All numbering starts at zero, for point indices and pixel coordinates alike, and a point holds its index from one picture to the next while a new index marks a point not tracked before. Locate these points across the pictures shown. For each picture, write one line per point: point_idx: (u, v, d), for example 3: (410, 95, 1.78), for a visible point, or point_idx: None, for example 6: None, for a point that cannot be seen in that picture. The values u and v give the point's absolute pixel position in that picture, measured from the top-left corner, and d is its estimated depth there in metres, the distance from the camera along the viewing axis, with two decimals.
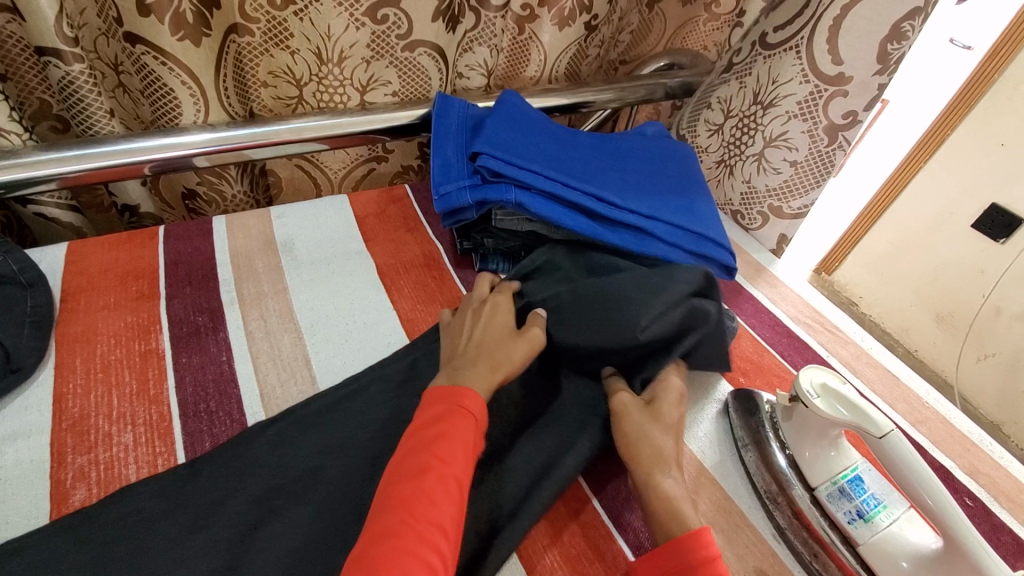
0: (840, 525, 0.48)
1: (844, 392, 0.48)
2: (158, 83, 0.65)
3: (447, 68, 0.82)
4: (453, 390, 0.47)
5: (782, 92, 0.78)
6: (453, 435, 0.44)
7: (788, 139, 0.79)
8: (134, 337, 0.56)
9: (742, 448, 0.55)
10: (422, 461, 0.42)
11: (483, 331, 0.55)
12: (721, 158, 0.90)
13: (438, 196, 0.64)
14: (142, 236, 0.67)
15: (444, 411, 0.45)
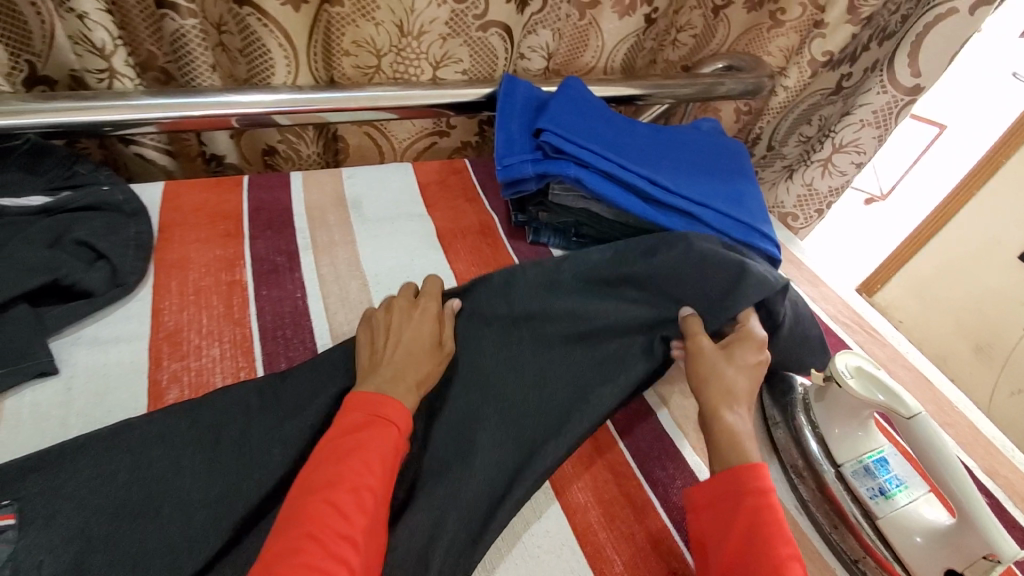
0: (860, 497, 0.50)
1: (879, 376, 0.50)
2: (257, 42, 0.72)
3: (512, 48, 0.86)
4: (374, 397, 0.46)
5: (860, 101, 0.94)
6: (372, 442, 0.43)
7: (858, 145, 0.97)
8: (221, 268, 0.62)
9: (772, 425, 0.58)
10: (339, 469, 0.41)
11: (405, 338, 0.52)
12: (790, 164, 1.08)
13: (502, 167, 0.69)
14: (229, 182, 0.73)
15: (366, 418, 0.45)
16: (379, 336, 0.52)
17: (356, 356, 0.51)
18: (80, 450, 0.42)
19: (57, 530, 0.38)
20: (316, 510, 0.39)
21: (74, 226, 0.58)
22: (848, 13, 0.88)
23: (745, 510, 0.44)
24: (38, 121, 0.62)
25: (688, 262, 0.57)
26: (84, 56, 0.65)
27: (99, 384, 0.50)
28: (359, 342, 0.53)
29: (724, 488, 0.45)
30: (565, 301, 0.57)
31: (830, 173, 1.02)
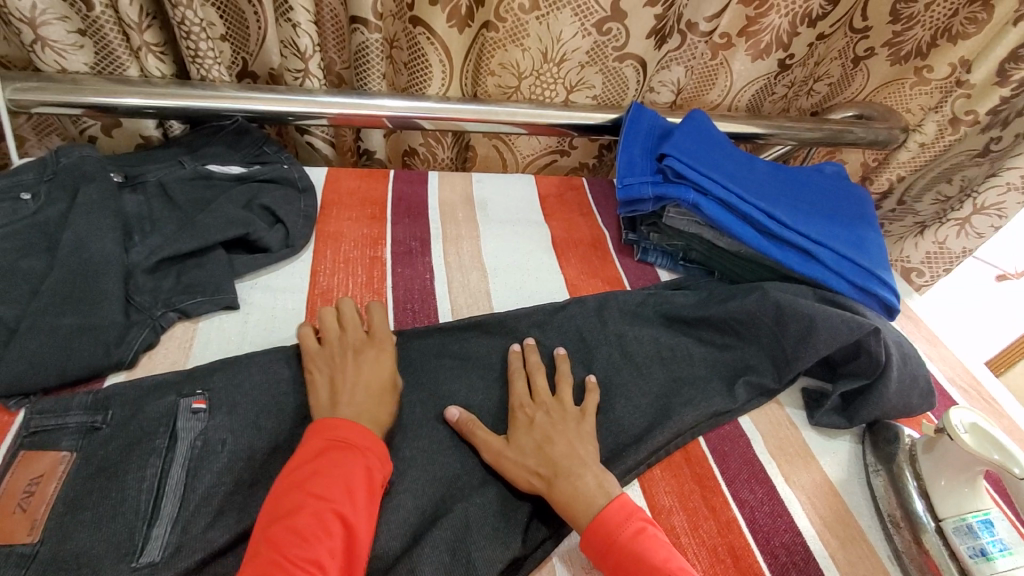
0: (960, 557, 0.50)
1: (998, 436, 0.49)
2: (421, 56, 0.83)
3: (644, 80, 0.91)
4: (357, 428, 0.48)
5: (1008, 165, 0.88)
6: (346, 468, 0.45)
7: (1002, 209, 0.90)
8: (367, 245, 0.72)
9: (872, 473, 0.58)
10: (318, 495, 0.43)
11: (362, 378, 0.52)
12: (920, 221, 1.03)
13: (622, 186, 0.73)
14: (378, 174, 0.84)
15: (342, 444, 0.46)
16: (337, 374, 0.52)
17: (313, 394, 0.51)
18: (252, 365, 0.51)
19: (236, 419, 0.48)
20: (284, 533, 0.41)
21: (260, 193, 0.70)
22: (998, 76, 0.85)
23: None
24: (245, 107, 0.76)
25: (762, 310, 0.63)
26: (290, 58, 0.79)
27: (267, 322, 0.60)
28: (313, 379, 0.52)
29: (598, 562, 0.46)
30: (652, 330, 0.65)
31: (966, 233, 0.97)
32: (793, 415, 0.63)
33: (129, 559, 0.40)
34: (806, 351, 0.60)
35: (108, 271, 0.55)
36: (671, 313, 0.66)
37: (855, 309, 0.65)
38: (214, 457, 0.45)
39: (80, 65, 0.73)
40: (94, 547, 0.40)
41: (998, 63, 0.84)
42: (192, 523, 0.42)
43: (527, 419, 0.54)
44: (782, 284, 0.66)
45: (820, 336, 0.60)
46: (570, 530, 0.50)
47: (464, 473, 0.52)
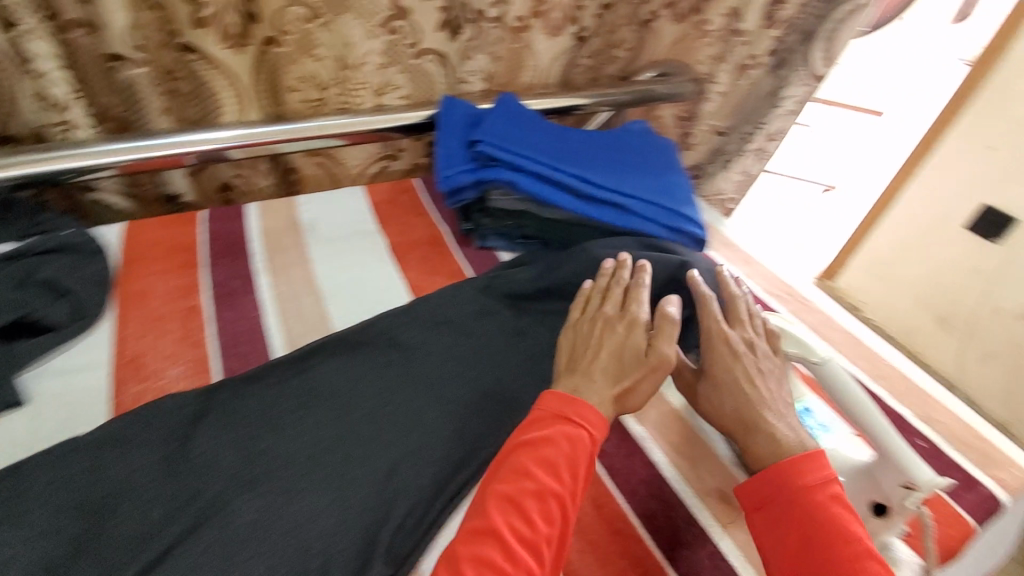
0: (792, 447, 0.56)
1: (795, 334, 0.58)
2: (205, 86, 0.78)
3: (450, 71, 0.91)
4: (565, 396, 0.52)
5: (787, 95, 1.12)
6: (576, 439, 0.50)
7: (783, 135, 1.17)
8: (181, 296, 0.66)
9: None
10: (528, 458, 0.48)
11: (604, 354, 0.56)
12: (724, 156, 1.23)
13: (442, 179, 0.74)
14: (187, 218, 0.77)
15: (595, 421, 0.51)
16: (579, 343, 0.58)
17: (557, 359, 0.58)
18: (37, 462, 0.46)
19: (25, 529, 0.42)
20: (506, 506, 0.46)
21: (40, 267, 0.60)
22: (767, 17, 1.00)
23: (795, 516, 0.47)
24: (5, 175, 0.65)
25: (588, 268, 0.68)
26: (42, 112, 0.72)
27: (62, 409, 0.54)
28: (561, 347, 0.59)
29: (764, 495, 0.49)
30: (498, 315, 0.66)
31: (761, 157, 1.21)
32: None
33: None
34: None
35: None
36: (512, 290, 0.67)
37: (670, 247, 0.71)
38: None
39: None
40: None
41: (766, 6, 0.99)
42: None
43: (732, 348, 0.56)
44: (602, 241, 0.71)
45: None
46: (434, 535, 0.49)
47: (315, 512, 0.47)
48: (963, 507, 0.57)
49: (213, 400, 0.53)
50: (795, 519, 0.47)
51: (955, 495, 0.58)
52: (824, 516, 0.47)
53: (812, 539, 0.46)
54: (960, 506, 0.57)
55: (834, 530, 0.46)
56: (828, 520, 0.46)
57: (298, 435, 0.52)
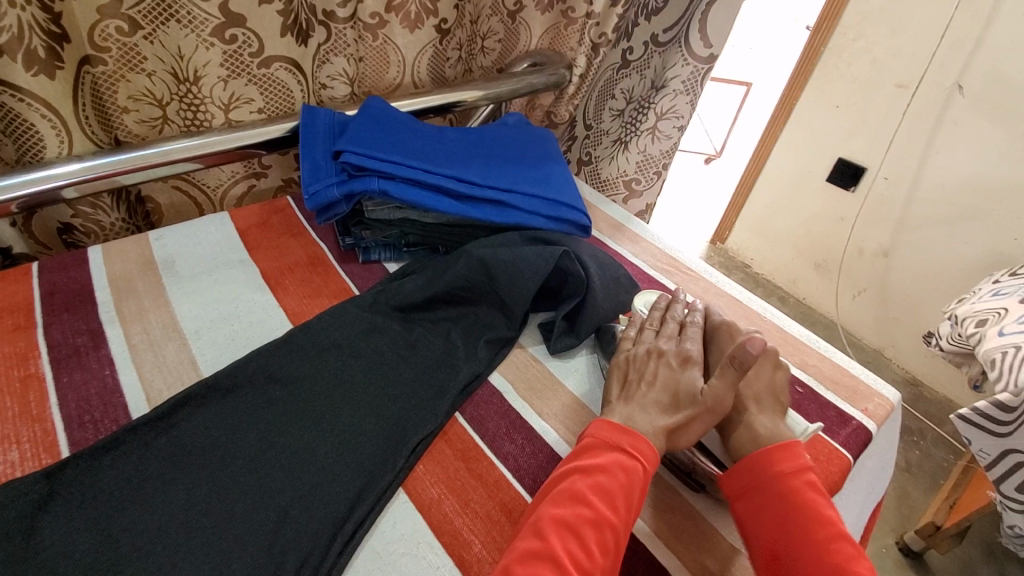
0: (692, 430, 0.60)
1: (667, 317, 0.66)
2: (17, 120, 0.67)
3: (306, 80, 0.86)
4: (618, 426, 0.53)
5: (670, 75, 1.11)
6: (628, 467, 0.50)
7: (674, 111, 1.16)
8: (11, 366, 0.57)
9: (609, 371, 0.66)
10: (581, 484, 0.48)
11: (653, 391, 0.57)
12: (618, 138, 1.21)
13: (308, 195, 0.69)
14: (12, 273, 0.67)
15: (638, 450, 0.51)
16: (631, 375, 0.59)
17: (608, 389, 0.59)
18: None
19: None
20: (562, 536, 0.44)
21: None
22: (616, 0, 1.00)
23: (780, 501, 0.51)
24: None
25: (472, 271, 0.64)
26: None
27: None
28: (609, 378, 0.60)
29: (751, 482, 0.52)
30: (386, 331, 0.63)
31: (657, 137, 1.20)
32: (536, 353, 0.67)
33: None
34: (521, 292, 0.64)
35: None
36: (400, 303, 0.65)
37: (552, 238, 0.71)
38: None
39: None
40: None
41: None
42: None
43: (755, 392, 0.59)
44: (484, 240, 0.69)
45: (527, 273, 0.64)
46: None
47: None
48: (839, 443, 0.62)
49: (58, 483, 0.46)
50: (778, 500, 0.51)
51: (831, 433, 0.63)
52: (806, 503, 0.50)
53: (791, 521, 0.50)
54: (835, 441, 0.62)
55: (814, 515, 0.49)
56: (811, 508, 0.50)
57: (169, 501, 0.47)
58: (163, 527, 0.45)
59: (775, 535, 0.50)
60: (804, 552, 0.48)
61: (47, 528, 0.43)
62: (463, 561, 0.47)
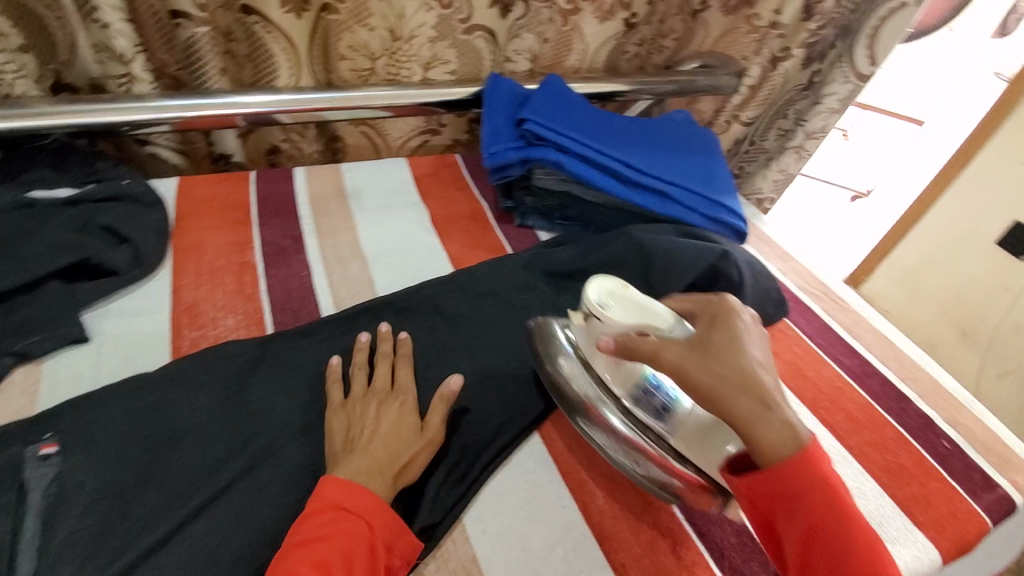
0: (645, 421, 0.51)
1: (635, 298, 0.51)
2: (262, 48, 0.79)
3: (497, 50, 0.93)
4: (311, 525, 0.42)
5: (827, 92, 1.02)
6: (359, 538, 0.42)
7: (827, 131, 1.06)
8: (233, 251, 0.68)
9: None
10: (295, 562, 0.40)
11: (383, 428, 0.49)
12: (761, 151, 1.16)
13: (488, 154, 0.75)
14: (238, 176, 0.79)
15: (374, 517, 0.43)
16: (355, 423, 0.49)
17: (327, 445, 0.48)
18: (102, 392, 0.48)
19: (95, 455, 0.44)
20: None
21: (98, 214, 0.63)
22: (804, 12, 0.94)
23: (819, 519, 0.40)
24: (68, 121, 0.68)
25: (629, 252, 0.67)
26: (108, 63, 0.72)
27: (125, 348, 0.56)
28: (331, 428, 0.49)
29: (795, 488, 0.41)
30: (537, 290, 0.67)
31: (803, 157, 1.11)
32: None
33: None
34: (676, 282, 0.66)
35: None
36: (552, 268, 0.69)
37: (708, 236, 0.72)
38: (73, 500, 0.42)
39: None
40: None
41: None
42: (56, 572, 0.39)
43: (736, 402, 0.43)
44: (646, 226, 0.72)
45: (684, 263, 0.66)
46: (478, 490, 0.51)
47: None
48: (981, 507, 0.58)
49: (267, 349, 0.55)
50: (814, 519, 0.40)
51: (974, 495, 0.59)
52: (850, 514, 0.40)
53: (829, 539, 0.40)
54: (977, 504, 0.58)
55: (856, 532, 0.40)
56: (853, 519, 0.40)
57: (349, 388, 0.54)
58: None
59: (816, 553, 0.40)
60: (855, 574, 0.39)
61: (257, 382, 0.52)
62: (586, 506, 0.51)
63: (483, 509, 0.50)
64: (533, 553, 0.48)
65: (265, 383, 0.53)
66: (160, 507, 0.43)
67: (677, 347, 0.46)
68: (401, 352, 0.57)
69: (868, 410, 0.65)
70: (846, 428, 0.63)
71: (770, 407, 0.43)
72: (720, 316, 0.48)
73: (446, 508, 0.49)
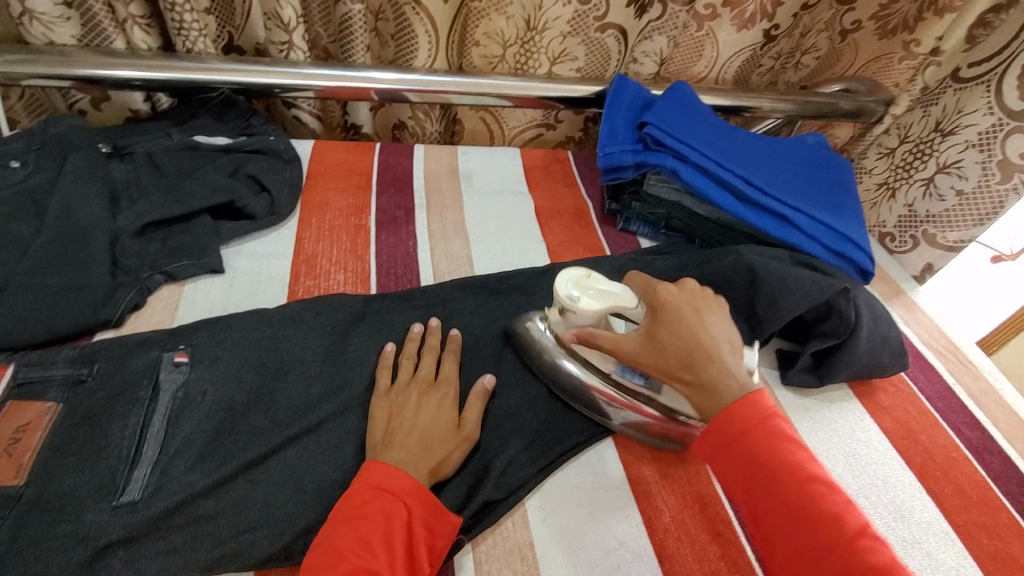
0: (635, 389, 0.53)
1: (601, 285, 0.53)
2: (408, 28, 0.83)
3: (626, 51, 0.92)
4: (353, 500, 0.43)
5: (964, 122, 0.82)
6: (396, 516, 0.42)
7: (961, 168, 0.83)
8: (352, 213, 0.73)
9: (853, 429, 0.61)
10: (339, 538, 0.41)
11: (423, 420, 0.49)
12: (883, 181, 0.95)
13: (603, 154, 0.74)
14: (365, 145, 0.84)
15: (410, 497, 0.44)
16: (395, 413, 0.49)
17: (369, 431, 0.48)
18: (230, 318, 0.53)
19: (217, 370, 0.50)
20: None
21: (246, 162, 0.72)
22: (966, 42, 0.81)
23: (762, 474, 0.41)
24: (231, 79, 0.77)
25: (736, 272, 0.65)
26: (273, 30, 0.80)
27: (251, 284, 0.62)
28: (375, 416, 0.49)
29: (728, 436, 0.43)
30: None
31: (930, 194, 0.88)
32: (767, 375, 0.66)
33: (110, 498, 0.41)
34: (783, 312, 0.61)
35: (96, 235, 0.57)
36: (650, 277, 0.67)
37: (827, 271, 0.67)
38: (195, 405, 0.47)
39: (67, 37, 0.74)
40: (78, 487, 0.42)
41: (967, 28, 0.80)
42: (174, 465, 0.44)
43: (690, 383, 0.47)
44: (758, 248, 0.68)
45: (797, 294, 0.61)
46: (544, 479, 0.51)
47: None
48: None
49: (369, 307, 0.59)
50: (756, 474, 0.42)
51: None
52: (785, 454, 0.41)
53: (775, 495, 0.41)
54: None
55: (804, 489, 0.40)
56: (784, 458, 0.41)
57: None
58: None
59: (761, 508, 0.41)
60: (791, 515, 0.40)
61: (358, 335, 0.56)
62: (651, 522, 0.50)
63: (546, 499, 0.50)
64: (589, 555, 0.47)
65: (365, 338, 0.56)
66: (262, 429, 0.48)
67: (633, 340, 0.50)
68: (449, 347, 0.56)
69: (985, 491, 0.58)
70: (955, 504, 0.56)
71: (708, 372, 0.46)
72: (662, 298, 0.50)
73: (510, 489, 0.50)
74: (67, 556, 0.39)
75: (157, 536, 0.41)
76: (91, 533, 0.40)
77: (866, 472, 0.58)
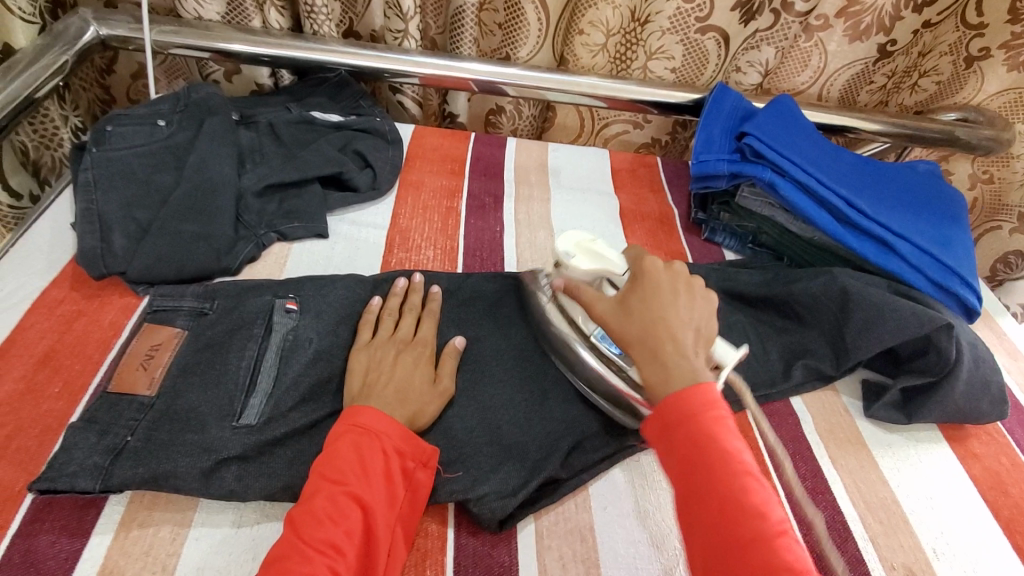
0: (612, 358, 0.54)
1: (597, 249, 0.57)
2: (518, 13, 0.85)
3: (726, 56, 0.90)
4: (332, 438, 0.45)
5: None
6: (371, 446, 0.45)
7: None
8: (444, 196, 0.76)
9: (940, 473, 0.58)
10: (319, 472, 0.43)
11: (398, 375, 0.50)
12: None
13: (697, 161, 0.73)
14: (461, 134, 0.88)
15: (386, 429, 0.46)
16: (374, 366, 0.51)
17: (347, 381, 0.49)
18: (332, 279, 0.58)
19: (321, 321, 0.54)
20: (345, 499, 0.42)
21: (354, 139, 0.77)
22: None
23: (695, 462, 0.39)
24: (348, 61, 0.82)
25: (829, 296, 0.62)
26: (392, 19, 0.84)
27: (350, 250, 0.67)
28: (351, 367, 0.51)
29: (668, 421, 0.41)
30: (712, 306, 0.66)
31: None
32: (849, 406, 0.63)
33: (229, 419, 0.46)
34: (875, 342, 0.59)
35: (223, 191, 0.63)
36: (733, 289, 0.67)
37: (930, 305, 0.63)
38: (303, 349, 0.51)
39: (213, 14, 0.82)
40: (202, 405, 0.47)
41: None
42: (279, 400, 0.48)
43: (646, 351, 0.45)
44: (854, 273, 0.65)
45: (895, 326, 0.59)
46: (609, 470, 0.52)
47: (521, 407, 0.54)
48: None
49: (455, 284, 0.62)
50: (688, 465, 0.39)
51: None
52: (720, 447, 0.39)
53: (701, 488, 0.38)
54: None
55: (731, 486, 0.38)
56: (721, 452, 0.39)
57: (515, 338, 0.59)
58: (510, 353, 0.57)
59: (688, 500, 0.39)
60: (717, 509, 0.37)
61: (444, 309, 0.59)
62: None
63: (607, 489, 0.51)
64: (646, 549, 0.47)
65: (449, 312, 0.59)
66: None
67: (605, 301, 0.50)
68: (427, 307, 0.58)
69: None
70: None
71: (669, 354, 0.44)
72: (647, 273, 0.50)
73: (575, 471, 0.51)
74: (189, 463, 0.44)
75: (262, 459, 0.46)
76: (214, 446, 0.45)
77: (948, 515, 0.54)
